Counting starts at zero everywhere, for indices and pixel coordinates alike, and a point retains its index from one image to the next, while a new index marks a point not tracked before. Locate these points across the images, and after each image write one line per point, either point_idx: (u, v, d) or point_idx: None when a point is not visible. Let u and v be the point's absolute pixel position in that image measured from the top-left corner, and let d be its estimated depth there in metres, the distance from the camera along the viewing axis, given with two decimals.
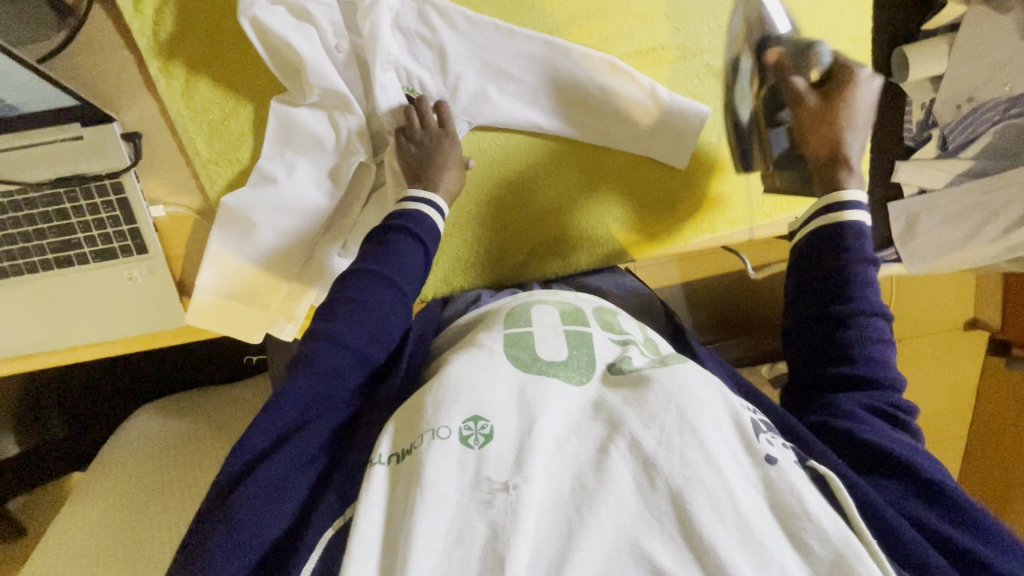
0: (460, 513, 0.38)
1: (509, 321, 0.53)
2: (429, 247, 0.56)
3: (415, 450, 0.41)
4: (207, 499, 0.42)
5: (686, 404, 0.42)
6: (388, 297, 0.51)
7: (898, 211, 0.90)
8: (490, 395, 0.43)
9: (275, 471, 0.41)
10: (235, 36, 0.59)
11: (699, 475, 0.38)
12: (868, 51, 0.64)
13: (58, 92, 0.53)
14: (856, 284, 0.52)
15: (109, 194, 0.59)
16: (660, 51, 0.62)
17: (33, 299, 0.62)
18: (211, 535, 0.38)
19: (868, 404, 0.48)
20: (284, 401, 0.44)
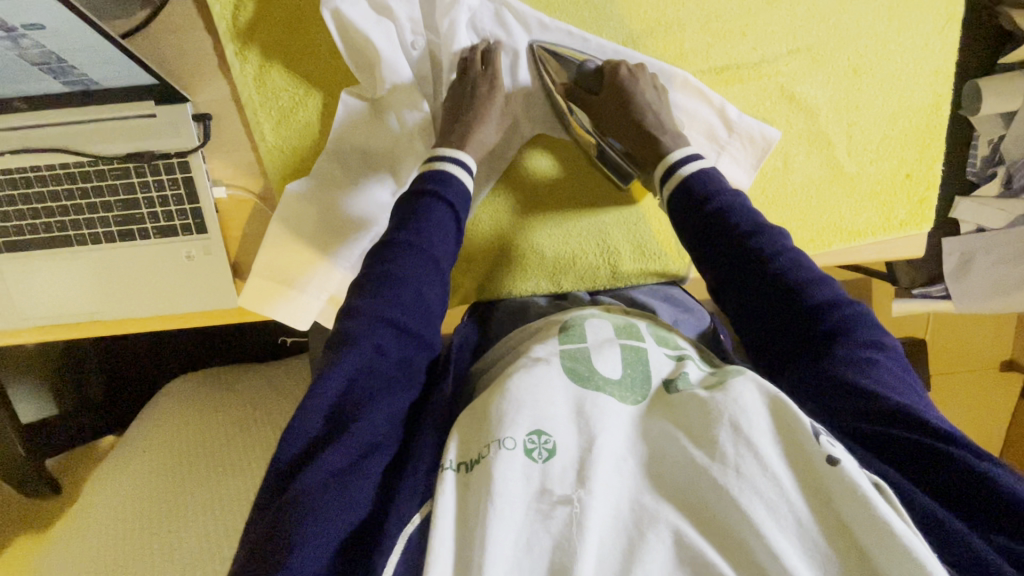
0: (527, 524, 0.39)
1: (565, 334, 0.52)
2: (458, 210, 0.56)
3: (483, 460, 0.42)
4: (266, 488, 0.43)
5: (740, 412, 0.41)
6: (426, 272, 0.52)
7: (954, 247, 0.90)
8: (551, 410, 0.43)
9: (339, 457, 0.42)
10: (313, 27, 0.60)
11: (756, 488, 0.38)
12: (949, 86, 0.62)
13: (138, 70, 0.54)
14: (736, 212, 0.53)
15: (176, 173, 0.60)
16: (734, 69, 0.61)
17: (92, 269, 0.63)
18: (285, 524, 0.39)
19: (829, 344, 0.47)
20: (329, 385, 0.45)
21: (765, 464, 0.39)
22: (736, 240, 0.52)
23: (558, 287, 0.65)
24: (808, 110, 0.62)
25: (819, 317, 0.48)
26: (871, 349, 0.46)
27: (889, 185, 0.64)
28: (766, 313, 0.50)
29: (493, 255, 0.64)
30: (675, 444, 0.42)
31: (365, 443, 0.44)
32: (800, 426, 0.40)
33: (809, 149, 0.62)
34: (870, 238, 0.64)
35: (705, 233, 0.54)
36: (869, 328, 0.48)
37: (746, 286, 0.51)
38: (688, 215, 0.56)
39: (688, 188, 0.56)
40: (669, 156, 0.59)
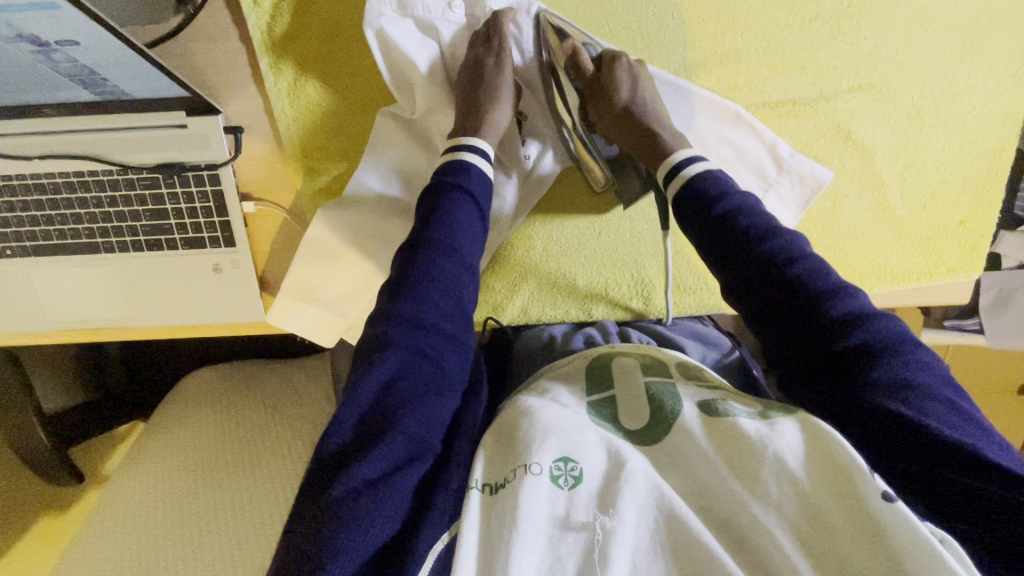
0: (551, 549, 0.39)
1: (590, 382, 0.52)
2: (481, 202, 0.56)
3: (509, 483, 0.42)
4: (304, 489, 0.44)
5: (785, 449, 0.40)
6: (455, 269, 0.52)
7: (994, 283, 0.87)
8: (580, 439, 0.44)
9: (374, 465, 0.42)
10: (349, 40, 0.58)
11: (797, 525, 0.38)
12: (1017, 131, 0.59)
13: (171, 83, 0.52)
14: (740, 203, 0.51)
15: (206, 186, 0.58)
16: (790, 105, 0.58)
17: (118, 277, 0.62)
18: (322, 533, 0.39)
19: (845, 340, 0.44)
20: (364, 388, 0.46)
21: (807, 500, 0.38)
22: (750, 244, 0.49)
23: (590, 316, 0.64)
24: (863, 150, 0.59)
25: (840, 331, 0.45)
26: (903, 365, 0.43)
27: (941, 230, 0.61)
28: (782, 326, 0.47)
29: (523, 281, 0.64)
30: (711, 474, 0.41)
31: (403, 452, 0.44)
32: (851, 461, 0.39)
33: (860, 189, 0.60)
34: (914, 284, 0.61)
35: (714, 239, 0.51)
36: (900, 341, 0.45)
37: (760, 296, 0.48)
38: (695, 203, 0.53)
39: (696, 190, 0.53)
40: (670, 156, 0.56)
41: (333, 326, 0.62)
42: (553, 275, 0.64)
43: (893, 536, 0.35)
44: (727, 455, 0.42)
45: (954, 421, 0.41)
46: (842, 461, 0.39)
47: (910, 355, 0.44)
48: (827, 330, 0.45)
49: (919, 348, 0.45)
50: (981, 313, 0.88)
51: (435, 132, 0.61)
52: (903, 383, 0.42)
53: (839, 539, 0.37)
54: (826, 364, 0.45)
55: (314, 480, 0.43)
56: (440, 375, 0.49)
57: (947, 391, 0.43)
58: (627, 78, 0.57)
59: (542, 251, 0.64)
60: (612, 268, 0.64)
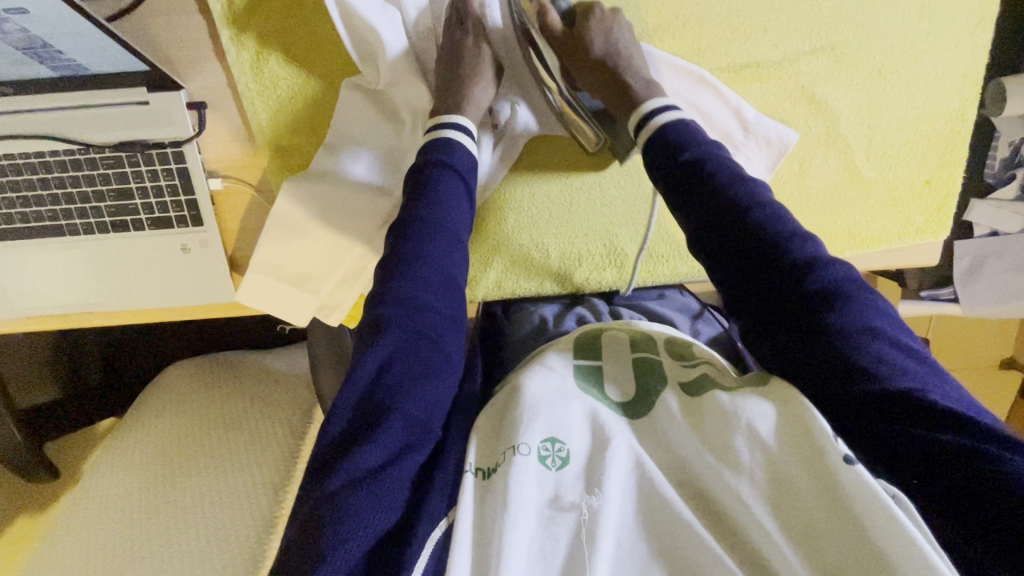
0: (540, 531, 0.38)
1: (580, 351, 0.50)
2: (468, 178, 0.55)
3: (500, 468, 0.40)
4: (305, 481, 0.42)
5: (758, 417, 0.40)
6: (446, 246, 0.51)
7: (966, 251, 0.88)
8: (569, 418, 0.43)
9: (373, 453, 0.41)
10: (314, 13, 0.57)
11: (776, 496, 0.37)
12: (978, 89, 0.60)
13: (129, 56, 0.52)
14: (712, 159, 0.51)
15: (170, 163, 0.57)
16: (753, 68, 0.58)
17: (84, 260, 0.61)
18: (322, 523, 0.37)
19: (821, 297, 0.43)
20: (360, 371, 0.44)
21: (781, 470, 0.38)
22: (714, 190, 0.49)
23: (565, 289, 0.65)
24: (828, 113, 0.60)
25: (801, 272, 0.44)
26: (860, 312, 0.43)
27: (907, 191, 0.61)
28: (746, 265, 0.47)
29: (502, 254, 0.64)
30: (693, 451, 0.41)
31: (402, 439, 0.42)
32: (817, 426, 0.38)
33: (828, 152, 0.60)
34: (883, 246, 0.62)
35: (679, 176, 0.51)
36: (857, 289, 0.44)
37: (725, 237, 0.48)
38: (665, 160, 0.53)
39: (664, 135, 0.53)
40: (641, 105, 0.56)
41: (305, 303, 0.62)
42: (534, 254, 0.64)
43: (853, 497, 0.35)
44: (710, 430, 0.41)
45: (903, 365, 0.40)
46: (811, 426, 0.39)
47: (867, 303, 0.44)
48: (786, 274, 0.45)
49: (875, 299, 0.45)
50: (956, 282, 0.89)
51: (401, 104, 0.60)
52: (860, 330, 0.42)
53: (801, 501, 0.37)
54: (784, 306, 0.45)
55: (313, 471, 0.42)
56: (438, 351, 0.47)
57: (902, 336, 0.43)
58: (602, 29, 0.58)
59: (521, 227, 0.64)
60: (593, 243, 0.64)
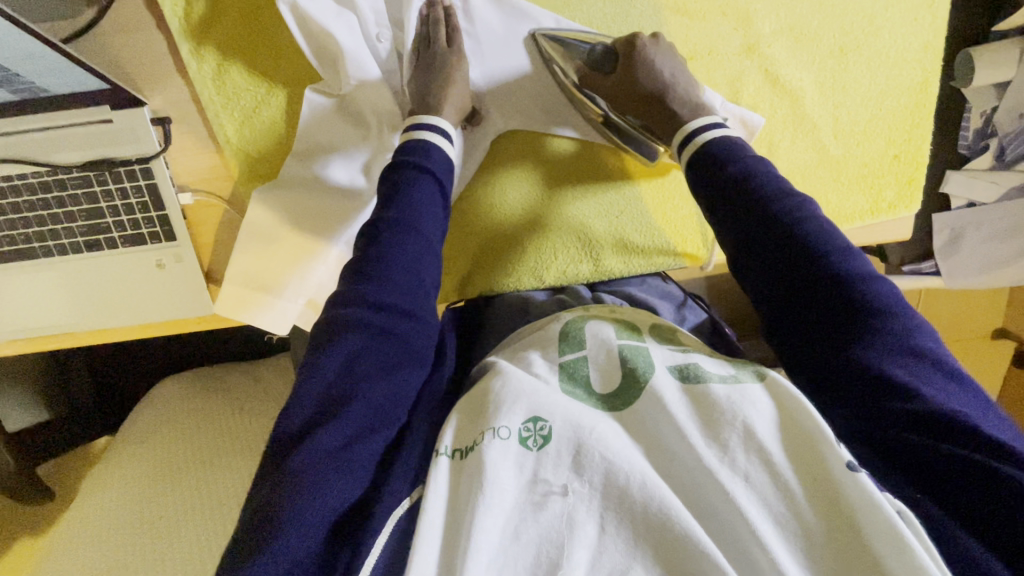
0: (516, 512, 0.38)
1: (564, 342, 0.50)
2: (443, 180, 0.55)
3: (477, 447, 0.41)
4: (265, 458, 0.41)
5: (755, 415, 0.41)
6: (413, 243, 0.50)
7: (945, 223, 0.88)
8: (551, 398, 0.43)
9: (334, 433, 0.41)
10: (272, 23, 0.58)
11: (764, 491, 0.38)
12: (941, 60, 0.60)
13: (88, 74, 0.52)
14: (757, 175, 0.51)
15: (138, 180, 0.57)
16: (712, 56, 0.60)
17: (60, 282, 0.61)
18: (279, 498, 0.37)
19: (869, 314, 0.42)
20: (330, 357, 0.44)
21: (771, 466, 0.39)
22: (755, 206, 0.49)
23: (545, 281, 0.64)
24: (792, 95, 0.60)
25: (849, 288, 0.44)
26: (904, 332, 0.42)
27: (876, 166, 0.62)
28: (781, 278, 0.47)
29: (475, 247, 0.64)
30: (675, 436, 0.41)
31: (365, 421, 0.42)
32: (818, 430, 0.39)
33: (795, 135, 0.61)
34: (858, 222, 0.62)
35: (724, 194, 0.52)
36: (908, 313, 0.43)
37: (768, 250, 0.48)
38: (709, 179, 0.53)
39: (707, 153, 0.54)
40: (685, 125, 0.57)
41: (283, 313, 0.62)
42: (510, 249, 0.64)
43: (852, 503, 0.37)
44: (697, 418, 0.42)
45: (940, 380, 0.40)
46: (810, 429, 0.40)
47: (915, 323, 0.43)
48: (832, 289, 0.44)
49: (927, 324, 0.44)
50: (936, 255, 0.89)
51: (367, 108, 0.60)
52: (907, 348, 0.41)
53: (801, 502, 0.38)
54: (820, 312, 0.44)
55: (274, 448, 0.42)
56: (407, 353, 0.47)
57: (951, 361, 0.42)
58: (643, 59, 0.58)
59: (496, 221, 0.64)
60: (571, 237, 0.64)
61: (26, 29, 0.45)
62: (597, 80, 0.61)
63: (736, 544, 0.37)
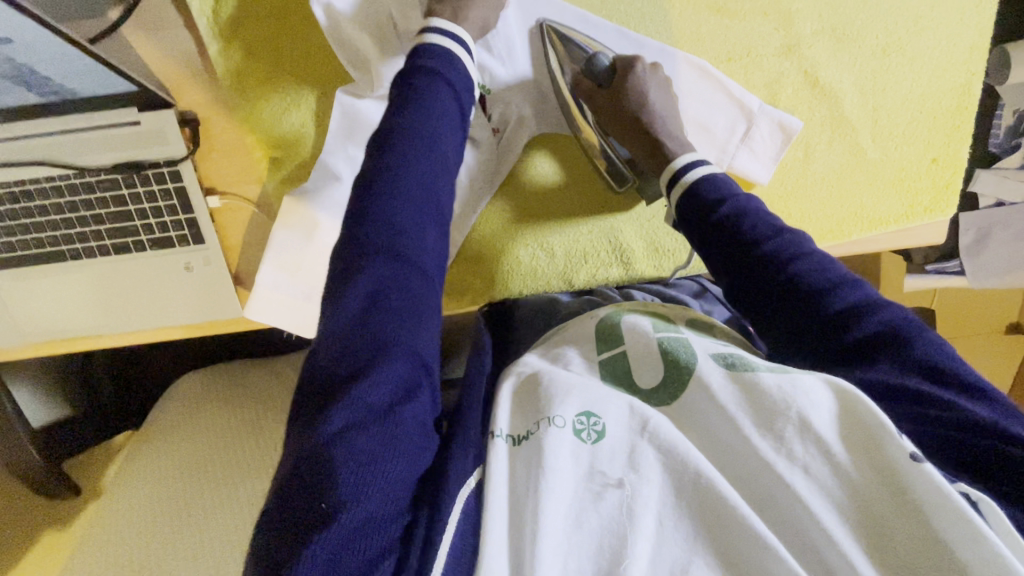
0: (577, 501, 0.36)
1: (599, 342, 0.49)
2: (461, 95, 0.52)
3: (533, 436, 0.39)
4: (291, 434, 0.38)
5: (808, 406, 0.37)
6: (433, 160, 0.48)
7: (971, 222, 0.87)
8: (601, 394, 0.41)
9: (378, 393, 0.38)
10: (300, 23, 0.58)
11: (829, 486, 0.35)
12: (984, 62, 0.59)
13: (116, 76, 0.51)
14: (714, 195, 0.51)
15: (167, 183, 0.57)
16: (752, 57, 0.58)
17: (88, 285, 0.61)
18: (323, 469, 0.35)
19: (838, 314, 0.42)
20: (351, 293, 0.41)
21: (832, 458, 0.35)
22: (718, 227, 0.49)
23: (573, 285, 0.64)
24: (831, 96, 0.59)
25: (840, 326, 0.42)
26: (912, 353, 0.39)
27: (914, 171, 0.61)
28: (756, 293, 0.46)
29: (501, 253, 0.62)
30: (727, 427, 0.39)
31: (407, 382, 0.40)
32: (878, 421, 0.35)
33: (832, 138, 0.60)
34: (891, 226, 0.61)
35: (694, 221, 0.51)
36: (913, 329, 0.41)
37: (738, 270, 0.47)
38: (685, 206, 0.53)
39: (676, 180, 0.54)
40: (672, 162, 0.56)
41: (313, 317, 0.62)
42: (539, 254, 0.63)
43: (916, 492, 0.33)
44: (747, 409, 0.39)
45: (931, 369, 0.39)
46: (867, 420, 0.36)
47: (923, 341, 0.40)
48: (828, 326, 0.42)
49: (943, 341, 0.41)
50: (961, 254, 0.88)
51: None
52: (915, 368, 0.39)
53: (866, 503, 0.34)
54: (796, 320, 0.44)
55: (301, 412, 0.38)
56: (423, 277, 0.44)
57: (973, 375, 0.38)
58: (638, 84, 0.57)
59: (523, 225, 0.62)
60: (598, 239, 0.63)
61: (58, 32, 0.44)
62: (591, 89, 0.59)
63: (796, 538, 0.34)
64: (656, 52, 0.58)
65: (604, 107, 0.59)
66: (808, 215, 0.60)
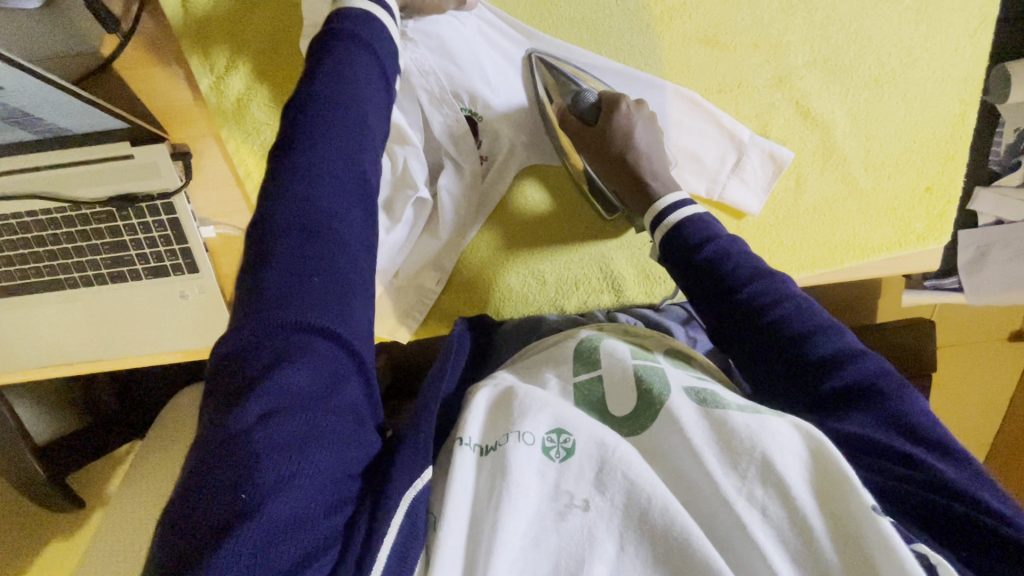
0: (538, 519, 0.37)
1: (577, 361, 0.49)
2: (382, 60, 0.51)
3: (500, 447, 0.40)
4: (205, 417, 0.36)
5: (774, 447, 0.38)
6: (350, 119, 0.47)
7: (970, 239, 0.87)
8: (574, 413, 0.42)
9: (302, 376, 0.37)
10: (289, 55, 0.59)
11: (779, 522, 0.36)
12: (979, 91, 0.59)
13: (108, 114, 0.51)
14: (705, 237, 0.51)
15: (160, 214, 0.57)
16: (743, 89, 0.58)
17: (86, 312, 0.62)
18: (241, 459, 0.33)
19: (820, 363, 0.43)
20: (273, 279, 0.39)
21: (787, 494, 0.36)
22: (706, 268, 0.49)
23: (563, 311, 0.64)
24: (823, 126, 0.59)
25: (821, 372, 0.43)
26: (893, 407, 0.40)
27: (907, 198, 0.60)
28: (743, 336, 0.47)
29: (491, 281, 0.63)
30: (691, 460, 0.39)
31: (332, 368, 0.39)
32: (840, 470, 0.37)
33: (824, 168, 0.59)
34: (884, 254, 0.60)
35: (681, 260, 0.51)
36: (893, 384, 0.42)
37: (725, 313, 0.48)
38: (673, 246, 0.52)
39: (667, 219, 0.53)
40: (656, 201, 0.55)
41: None
42: (528, 280, 0.63)
43: (868, 540, 0.34)
44: (716, 441, 0.39)
45: (908, 428, 0.39)
46: (833, 469, 0.37)
47: (901, 397, 0.41)
48: (811, 372, 0.43)
49: (920, 401, 0.41)
50: (960, 271, 0.87)
51: None
52: (889, 421, 0.40)
53: (816, 544, 0.35)
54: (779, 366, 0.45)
55: (216, 395, 0.37)
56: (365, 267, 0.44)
57: (947, 436, 0.39)
58: (624, 126, 0.56)
59: (512, 252, 0.63)
60: (587, 264, 0.64)
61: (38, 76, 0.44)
62: (574, 126, 0.58)
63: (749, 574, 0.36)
64: (646, 86, 0.59)
65: (587, 146, 0.58)
66: (798, 246, 0.59)
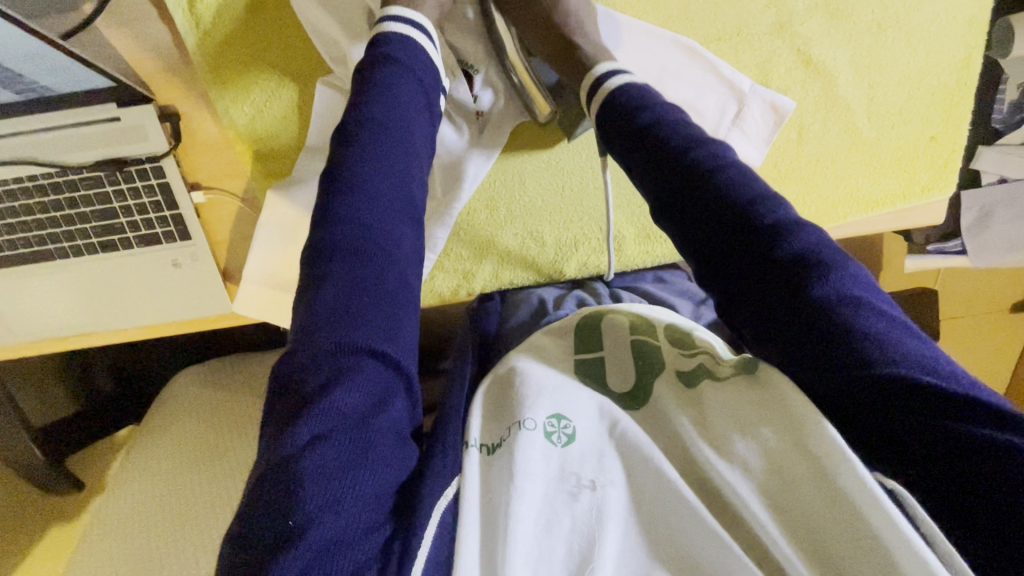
0: (549, 504, 0.37)
1: (579, 342, 0.49)
2: (422, 76, 0.53)
3: (506, 443, 0.40)
4: (260, 450, 0.39)
5: (750, 404, 0.38)
6: (388, 140, 0.48)
7: (973, 201, 0.85)
8: (574, 400, 0.42)
9: (344, 397, 0.38)
10: (277, 12, 0.58)
11: (770, 488, 0.35)
12: (985, 35, 0.58)
13: (90, 70, 0.50)
14: (657, 116, 0.48)
15: (150, 179, 0.56)
16: (741, 36, 0.57)
17: (78, 284, 0.60)
18: (285, 486, 0.35)
19: (779, 234, 0.40)
20: (319, 303, 0.41)
21: (773, 452, 0.35)
22: (655, 142, 0.47)
23: (564, 275, 0.63)
24: (825, 74, 0.58)
25: (775, 243, 0.39)
26: (848, 280, 0.38)
27: (911, 149, 0.59)
28: (692, 214, 0.43)
29: (490, 243, 0.62)
30: (684, 436, 0.39)
31: (379, 388, 0.41)
32: (804, 410, 0.35)
33: (827, 118, 0.58)
34: (889, 207, 0.59)
35: (634, 140, 0.48)
36: (841, 260, 0.39)
37: (673, 186, 0.45)
38: (621, 127, 0.49)
39: (619, 102, 0.50)
40: (593, 70, 0.54)
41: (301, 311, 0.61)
42: (526, 243, 0.62)
43: (834, 483, 0.32)
44: (698, 417, 0.40)
45: (874, 317, 0.36)
46: (796, 411, 0.35)
47: (851, 271, 0.38)
48: (761, 244, 0.40)
49: (863, 275, 0.40)
50: (963, 233, 0.86)
51: None
52: (843, 295, 0.37)
53: (801, 494, 0.34)
54: (736, 244, 0.41)
55: (274, 421, 0.39)
56: (366, 230, 0.44)
57: (891, 306, 0.38)
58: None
59: (507, 215, 0.62)
60: (586, 229, 0.63)
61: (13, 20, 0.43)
62: (514, 1, 0.59)
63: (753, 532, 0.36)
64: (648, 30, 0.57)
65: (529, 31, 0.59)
66: (801, 201, 0.58)
